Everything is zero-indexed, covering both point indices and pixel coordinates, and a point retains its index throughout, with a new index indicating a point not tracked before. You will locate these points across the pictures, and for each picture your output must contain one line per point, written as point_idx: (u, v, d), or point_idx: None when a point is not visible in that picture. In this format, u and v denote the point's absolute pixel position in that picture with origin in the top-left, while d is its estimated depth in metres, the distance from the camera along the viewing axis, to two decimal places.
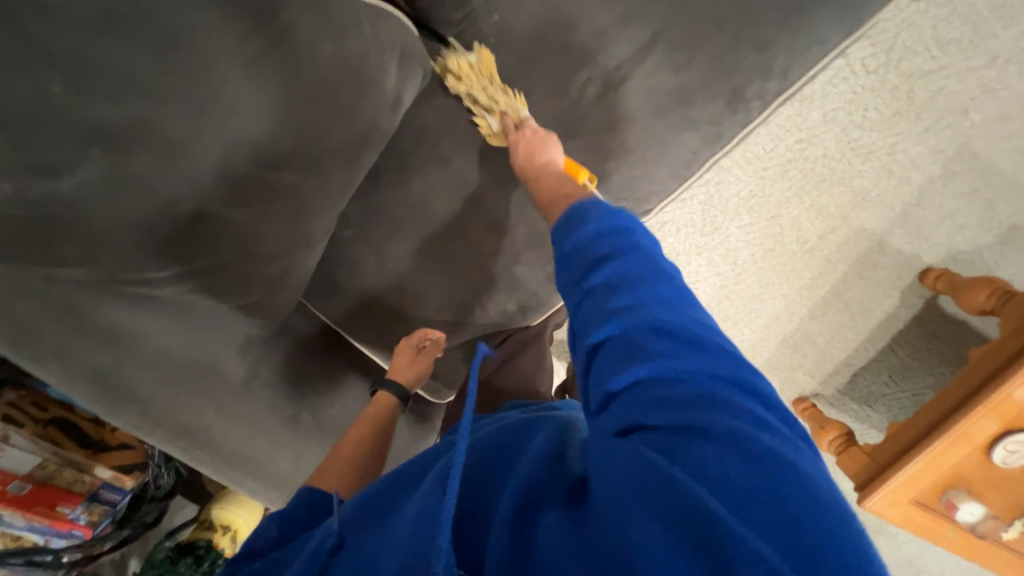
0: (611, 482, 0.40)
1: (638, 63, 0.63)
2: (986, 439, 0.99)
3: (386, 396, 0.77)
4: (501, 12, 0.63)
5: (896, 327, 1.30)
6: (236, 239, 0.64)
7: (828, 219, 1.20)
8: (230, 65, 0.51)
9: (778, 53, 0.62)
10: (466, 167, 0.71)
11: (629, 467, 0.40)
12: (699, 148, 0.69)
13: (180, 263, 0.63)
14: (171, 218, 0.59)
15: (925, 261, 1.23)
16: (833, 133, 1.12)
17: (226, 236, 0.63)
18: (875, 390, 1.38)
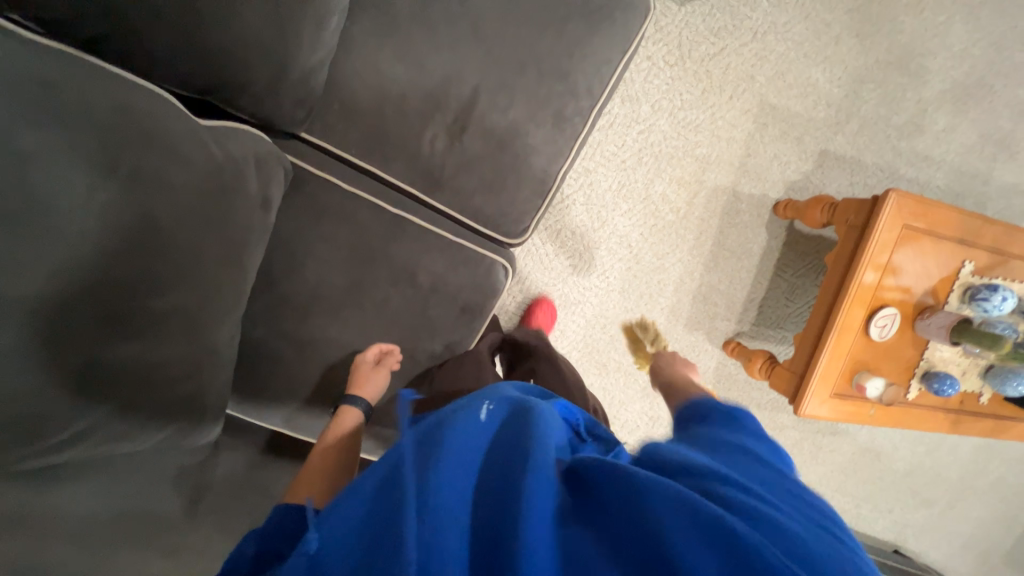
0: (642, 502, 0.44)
1: (471, 113, 0.73)
2: (861, 324, 1.18)
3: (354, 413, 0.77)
4: (338, 100, 0.70)
5: (774, 257, 1.52)
6: (136, 382, 0.59)
7: (689, 186, 1.39)
8: (85, 218, 0.49)
9: (579, 78, 0.76)
10: (352, 237, 0.76)
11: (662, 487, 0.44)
12: (547, 165, 0.80)
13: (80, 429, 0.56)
14: (57, 388, 0.52)
15: (773, 197, 1.46)
16: (665, 119, 1.31)
17: (124, 383, 0.58)
18: (781, 313, 1.58)
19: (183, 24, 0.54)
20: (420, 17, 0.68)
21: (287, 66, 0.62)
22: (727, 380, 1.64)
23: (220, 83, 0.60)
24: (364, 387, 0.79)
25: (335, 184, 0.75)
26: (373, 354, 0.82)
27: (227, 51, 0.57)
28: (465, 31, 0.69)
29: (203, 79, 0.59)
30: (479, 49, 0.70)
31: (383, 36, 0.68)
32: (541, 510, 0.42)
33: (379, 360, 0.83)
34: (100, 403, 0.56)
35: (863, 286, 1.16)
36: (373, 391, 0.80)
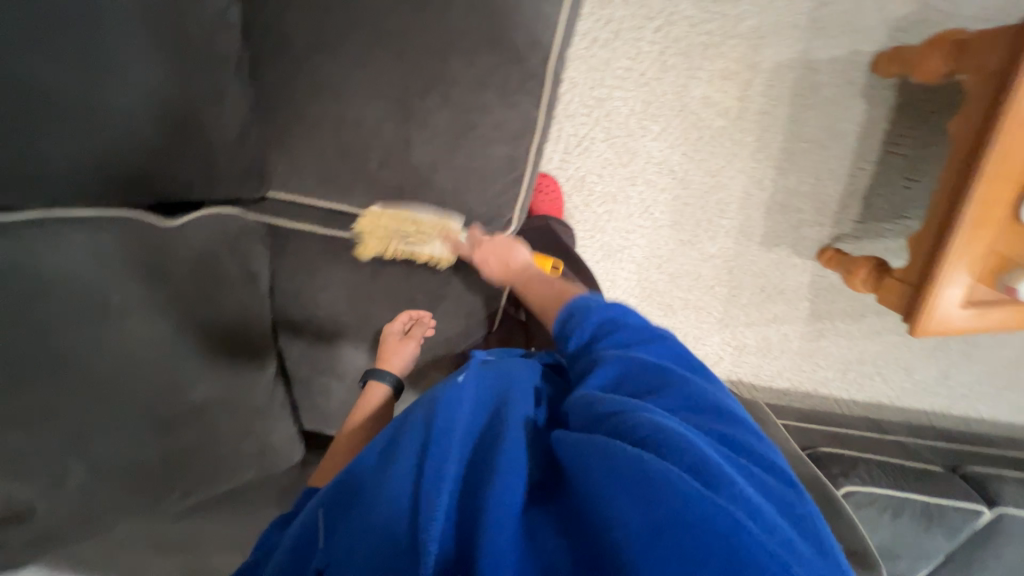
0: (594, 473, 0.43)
1: (411, 122, 0.66)
2: (1008, 209, 0.87)
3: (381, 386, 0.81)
4: (282, 155, 0.69)
5: (880, 130, 1.15)
6: (208, 454, 0.70)
7: (737, 77, 1.09)
8: (103, 354, 0.58)
9: (517, 34, 0.62)
10: (345, 278, 0.78)
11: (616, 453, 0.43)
12: (512, 150, 0.70)
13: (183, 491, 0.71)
14: (151, 472, 0.65)
15: (870, 50, 1.07)
16: (687, 1, 1.02)
17: (198, 457, 0.69)
18: (899, 199, 1.23)
19: (104, 162, 0.55)
20: (322, 38, 0.61)
21: (211, 149, 0.61)
22: (829, 292, 1.38)
23: (166, 194, 0.61)
24: (390, 357, 0.81)
25: (312, 231, 0.75)
26: (399, 323, 0.81)
27: (153, 164, 0.57)
28: (371, 36, 0.61)
29: (147, 200, 0.60)
30: (392, 47, 0.62)
31: (294, 73, 0.63)
32: (510, 503, 0.43)
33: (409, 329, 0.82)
34: (187, 474, 0.69)
35: (1015, 155, 0.82)
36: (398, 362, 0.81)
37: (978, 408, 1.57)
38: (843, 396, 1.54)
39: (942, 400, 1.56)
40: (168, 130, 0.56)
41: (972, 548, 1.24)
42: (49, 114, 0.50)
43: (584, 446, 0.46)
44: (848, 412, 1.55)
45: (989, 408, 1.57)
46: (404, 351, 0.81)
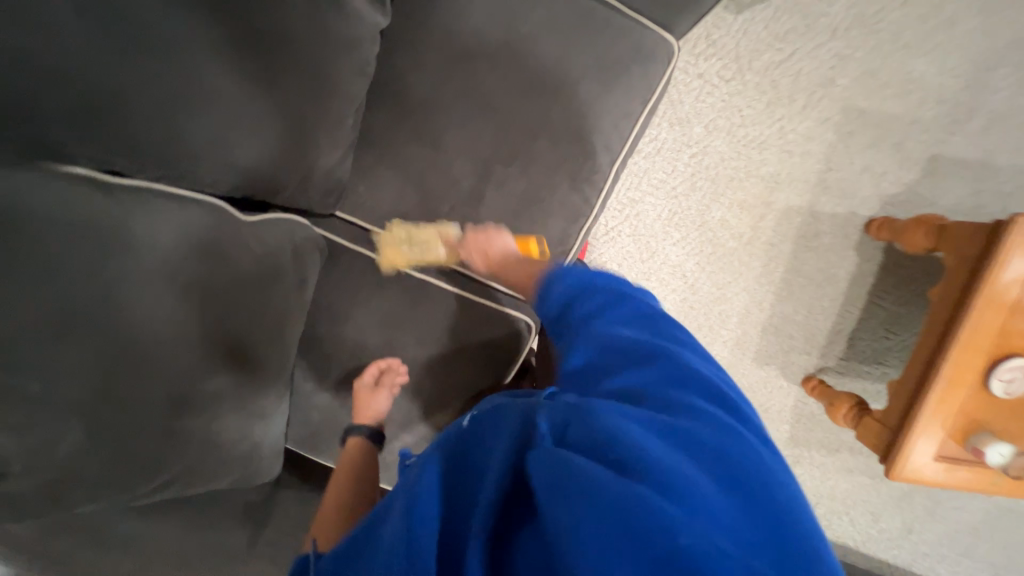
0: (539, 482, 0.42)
1: (487, 184, 0.75)
2: (977, 376, 0.97)
3: (358, 438, 0.81)
4: (364, 183, 0.76)
5: (868, 282, 1.30)
6: (201, 449, 0.67)
7: (753, 209, 1.25)
8: (154, 322, 0.58)
9: (594, 136, 0.73)
10: (383, 302, 0.82)
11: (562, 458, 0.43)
12: (566, 226, 0.79)
13: (159, 480, 0.67)
14: (143, 453, 0.62)
15: (865, 214, 1.25)
16: (721, 139, 1.20)
17: (193, 449, 0.66)
18: (879, 346, 1.35)
19: (224, 149, 0.59)
20: (431, 98, 0.71)
21: (315, 165, 0.67)
22: (809, 420, 1.45)
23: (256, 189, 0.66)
24: (364, 409, 0.82)
25: (368, 255, 0.81)
26: (369, 375, 0.83)
27: (257, 164, 0.62)
28: (474, 109, 0.71)
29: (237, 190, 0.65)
30: (489, 122, 0.72)
31: (399, 120, 0.72)
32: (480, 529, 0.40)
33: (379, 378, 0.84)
34: (174, 464, 0.66)
35: (988, 331, 0.94)
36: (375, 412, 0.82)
37: (937, 569, 1.58)
38: None
39: (905, 552, 1.57)
40: (289, 140, 0.63)
41: None
42: (190, 104, 0.54)
43: (537, 456, 0.43)
44: None
45: (948, 570, 1.59)
46: (377, 399, 0.82)
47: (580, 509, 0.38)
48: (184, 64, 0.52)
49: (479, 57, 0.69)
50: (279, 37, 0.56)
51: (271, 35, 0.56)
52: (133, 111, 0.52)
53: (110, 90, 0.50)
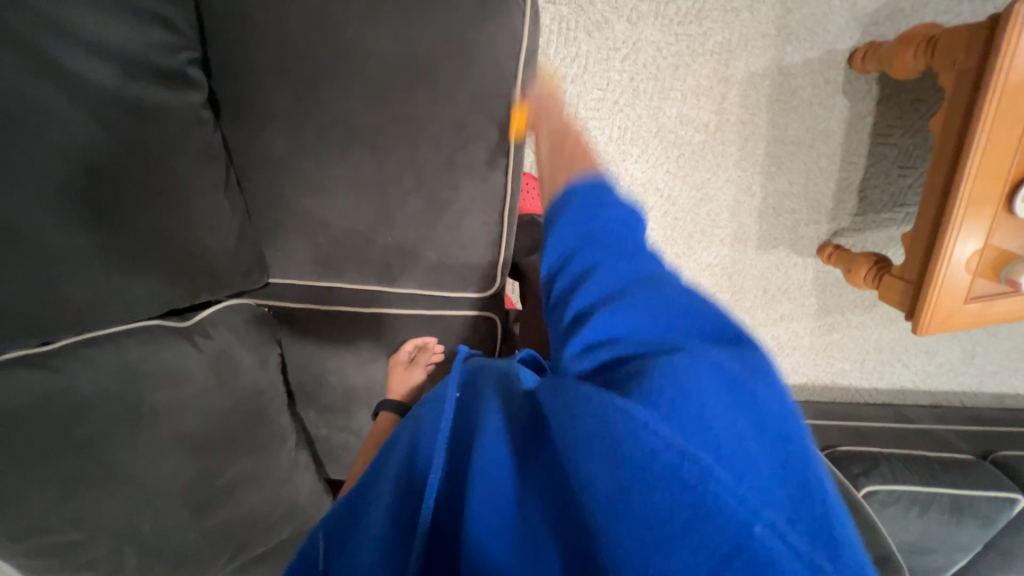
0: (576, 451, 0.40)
1: (390, 206, 0.71)
2: (1001, 203, 0.85)
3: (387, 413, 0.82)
4: (278, 249, 0.74)
5: (866, 124, 1.14)
6: (240, 523, 0.77)
7: (712, 92, 1.10)
8: (137, 455, 0.64)
9: (477, 119, 0.66)
10: (350, 345, 0.84)
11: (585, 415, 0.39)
12: (487, 216, 0.74)
13: (222, 555, 0.78)
14: (193, 545, 0.73)
15: (846, 47, 1.06)
16: (652, 27, 1.03)
17: (233, 526, 0.76)
18: (897, 188, 1.21)
19: (112, 287, 0.60)
20: (297, 145, 0.66)
21: (213, 259, 0.66)
22: (835, 286, 1.37)
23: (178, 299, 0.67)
24: (394, 385, 0.85)
25: (313, 308, 0.81)
26: (404, 353, 0.86)
27: (156, 281, 0.63)
28: (344, 138, 0.66)
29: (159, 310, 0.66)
30: (364, 146, 0.67)
31: (278, 177, 0.68)
32: (495, 474, 0.43)
33: (411, 356, 0.87)
34: (225, 542, 0.76)
35: (1008, 151, 0.81)
36: (401, 389, 0.85)
37: (1011, 382, 1.52)
38: (864, 385, 1.52)
39: (972, 378, 1.51)
40: (170, 251, 0.62)
41: (1008, 535, 1.22)
42: (65, 267, 0.56)
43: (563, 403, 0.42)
44: (871, 401, 1.53)
45: (1022, 381, 1.52)
46: (412, 377, 0.85)
47: (626, 466, 0.37)
48: (31, 233, 0.53)
49: (323, 81, 0.62)
50: (103, 163, 0.54)
51: (111, 171, 0.54)
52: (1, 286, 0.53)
53: None
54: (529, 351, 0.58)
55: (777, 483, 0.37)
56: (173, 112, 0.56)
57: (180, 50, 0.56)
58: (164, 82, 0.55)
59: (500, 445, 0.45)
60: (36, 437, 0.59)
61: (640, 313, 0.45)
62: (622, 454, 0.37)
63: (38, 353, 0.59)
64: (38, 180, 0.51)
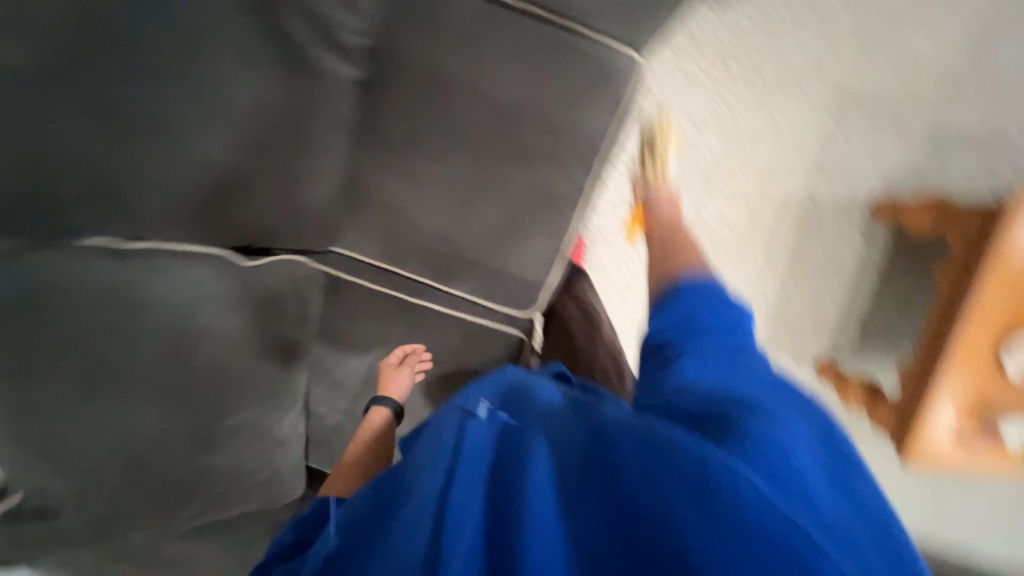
0: (638, 470, 0.42)
1: (469, 210, 0.78)
2: (987, 354, 0.98)
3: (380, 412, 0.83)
4: (355, 220, 0.80)
5: (876, 265, 1.27)
6: (224, 477, 0.73)
7: (750, 201, 1.24)
8: (168, 371, 0.65)
9: (569, 159, 0.75)
10: (383, 328, 0.87)
11: (670, 446, 0.43)
12: (549, 243, 0.82)
13: (191, 509, 0.73)
14: (173, 485, 0.69)
15: (869, 196, 1.22)
16: (710, 134, 1.19)
17: (217, 478, 0.73)
18: (894, 327, 1.32)
19: (218, 205, 0.65)
20: (409, 136, 0.74)
21: (306, 210, 0.72)
22: (825, 406, 1.43)
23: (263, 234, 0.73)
24: (388, 384, 0.86)
25: (361, 283, 0.85)
26: (396, 355, 0.88)
27: (252, 214, 0.68)
28: (451, 142, 0.74)
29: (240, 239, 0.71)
30: (466, 154, 0.75)
31: (382, 158, 0.76)
32: (542, 508, 0.42)
33: (404, 357, 0.88)
34: (200, 494, 0.72)
35: (988, 319, 0.95)
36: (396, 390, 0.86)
37: None
38: None
39: None
40: (278, 192, 0.68)
41: None
42: (193, 176, 0.61)
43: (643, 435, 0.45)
44: None
45: None
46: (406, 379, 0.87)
47: (722, 510, 0.39)
48: (184, 138, 0.58)
49: (451, 91, 0.71)
50: (267, 103, 0.61)
51: (270, 111, 0.61)
52: (132, 176, 0.58)
53: (108, 160, 0.56)
54: (561, 367, 0.70)
55: (855, 546, 0.41)
56: (333, 79, 0.64)
57: (358, 33, 0.63)
58: (335, 52, 0.63)
59: (544, 479, 0.44)
60: (89, 319, 0.61)
61: (717, 368, 0.53)
62: (716, 494, 0.40)
63: (124, 246, 0.64)
64: (213, 100, 0.58)
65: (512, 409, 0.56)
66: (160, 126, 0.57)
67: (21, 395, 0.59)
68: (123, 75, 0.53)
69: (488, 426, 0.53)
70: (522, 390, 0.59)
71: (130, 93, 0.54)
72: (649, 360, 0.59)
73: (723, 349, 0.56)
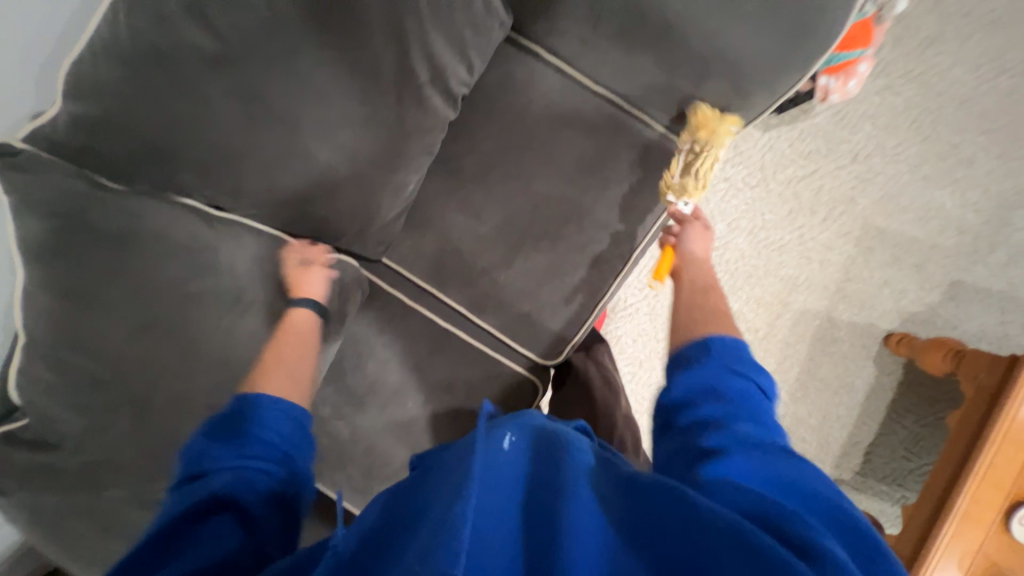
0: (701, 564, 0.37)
1: (517, 253, 0.84)
2: (999, 517, 0.92)
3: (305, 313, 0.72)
4: (412, 239, 0.86)
5: (885, 397, 1.28)
6: None
7: (770, 307, 1.29)
8: (208, 334, 0.68)
9: (619, 228, 0.82)
10: (407, 345, 0.89)
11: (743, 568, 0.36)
12: (583, 299, 0.86)
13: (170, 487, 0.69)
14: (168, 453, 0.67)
15: (884, 327, 1.26)
16: (742, 238, 1.27)
17: None
18: (899, 466, 1.29)
19: (308, 197, 0.71)
20: (480, 177, 0.82)
21: (373, 219, 0.78)
22: None
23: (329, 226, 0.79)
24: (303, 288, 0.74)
25: (399, 298, 0.89)
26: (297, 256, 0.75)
27: (327, 209, 0.74)
28: (516, 191, 0.82)
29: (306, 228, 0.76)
30: (527, 204, 0.82)
31: (452, 191, 0.83)
32: None
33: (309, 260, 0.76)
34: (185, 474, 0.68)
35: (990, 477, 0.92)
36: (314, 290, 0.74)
37: None
38: None
39: None
40: (357, 198, 0.74)
41: None
42: (298, 168, 0.67)
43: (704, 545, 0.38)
44: None
45: None
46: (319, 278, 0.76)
47: None
48: (301, 137, 0.65)
49: (528, 149, 0.80)
50: (378, 119, 0.68)
51: (379, 126, 0.69)
52: (241, 155, 0.63)
53: (232, 142, 0.62)
54: (583, 425, 0.62)
55: None
56: (435, 115, 0.72)
57: (464, 84, 0.73)
58: (444, 95, 0.72)
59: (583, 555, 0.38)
60: (162, 268, 0.65)
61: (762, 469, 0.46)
62: None
63: (211, 213, 0.69)
64: (336, 108, 0.65)
65: (541, 460, 0.46)
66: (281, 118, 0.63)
67: (73, 322, 0.63)
68: (268, 72, 0.60)
69: (511, 473, 0.43)
70: (554, 439, 0.49)
71: (272, 93, 0.61)
72: (687, 434, 0.52)
73: (761, 446, 0.48)
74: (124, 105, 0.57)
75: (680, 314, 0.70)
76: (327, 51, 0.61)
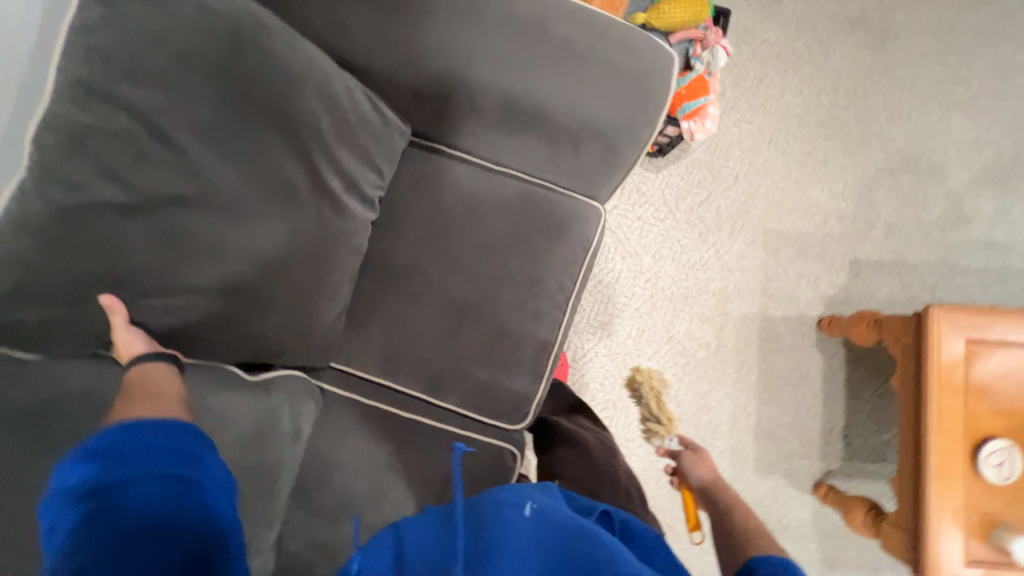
0: None
1: (463, 326, 0.87)
2: (967, 464, 0.97)
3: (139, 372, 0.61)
4: (358, 337, 0.87)
5: (840, 378, 1.37)
6: None
7: (713, 320, 1.38)
8: None
9: (550, 281, 0.88)
10: (373, 445, 0.86)
11: None
12: (535, 355, 0.89)
13: None
14: None
15: (814, 314, 1.38)
16: (668, 265, 1.38)
17: None
18: (878, 441, 1.34)
19: (245, 320, 0.72)
20: (412, 264, 0.87)
21: (312, 326, 0.79)
22: (835, 533, 1.34)
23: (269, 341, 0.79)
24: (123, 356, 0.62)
25: (356, 398, 0.88)
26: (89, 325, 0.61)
27: (258, 327, 0.74)
28: (448, 269, 0.87)
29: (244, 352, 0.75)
30: (461, 279, 0.87)
31: (388, 283, 0.87)
32: None
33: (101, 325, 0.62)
34: None
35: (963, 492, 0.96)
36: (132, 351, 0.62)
37: None
38: None
39: None
40: (293, 308, 0.76)
41: None
42: (229, 291, 0.69)
43: None
44: None
45: None
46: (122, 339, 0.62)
47: None
48: (224, 257, 0.67)
49: (450, 230, 0.87)
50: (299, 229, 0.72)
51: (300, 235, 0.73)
52: (167, 290, 0.65)
53: (153, 282, 0.63)
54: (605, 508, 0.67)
55: None
56: (355, 219, 0.79)
57: (378, 186, 0.81)
58: (359, 199, 0.79)
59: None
60: (90, 424, 0.62)
61: None
62: None
63: None
64: (255, 227, 0.68)
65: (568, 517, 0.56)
66: (203, 244, 0.65)
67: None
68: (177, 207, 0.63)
69: (541, 533, 0.53)
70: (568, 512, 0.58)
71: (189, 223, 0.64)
72: None
73: None
74: (30, 271, 0.57)
75: (720, 535, 0.69)
76: (241, 178, 0.66)
